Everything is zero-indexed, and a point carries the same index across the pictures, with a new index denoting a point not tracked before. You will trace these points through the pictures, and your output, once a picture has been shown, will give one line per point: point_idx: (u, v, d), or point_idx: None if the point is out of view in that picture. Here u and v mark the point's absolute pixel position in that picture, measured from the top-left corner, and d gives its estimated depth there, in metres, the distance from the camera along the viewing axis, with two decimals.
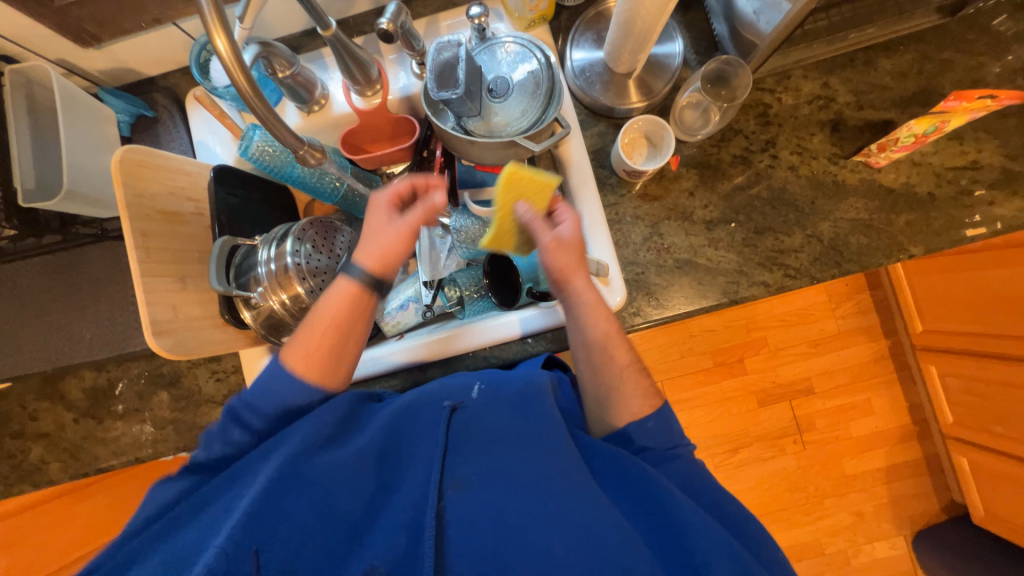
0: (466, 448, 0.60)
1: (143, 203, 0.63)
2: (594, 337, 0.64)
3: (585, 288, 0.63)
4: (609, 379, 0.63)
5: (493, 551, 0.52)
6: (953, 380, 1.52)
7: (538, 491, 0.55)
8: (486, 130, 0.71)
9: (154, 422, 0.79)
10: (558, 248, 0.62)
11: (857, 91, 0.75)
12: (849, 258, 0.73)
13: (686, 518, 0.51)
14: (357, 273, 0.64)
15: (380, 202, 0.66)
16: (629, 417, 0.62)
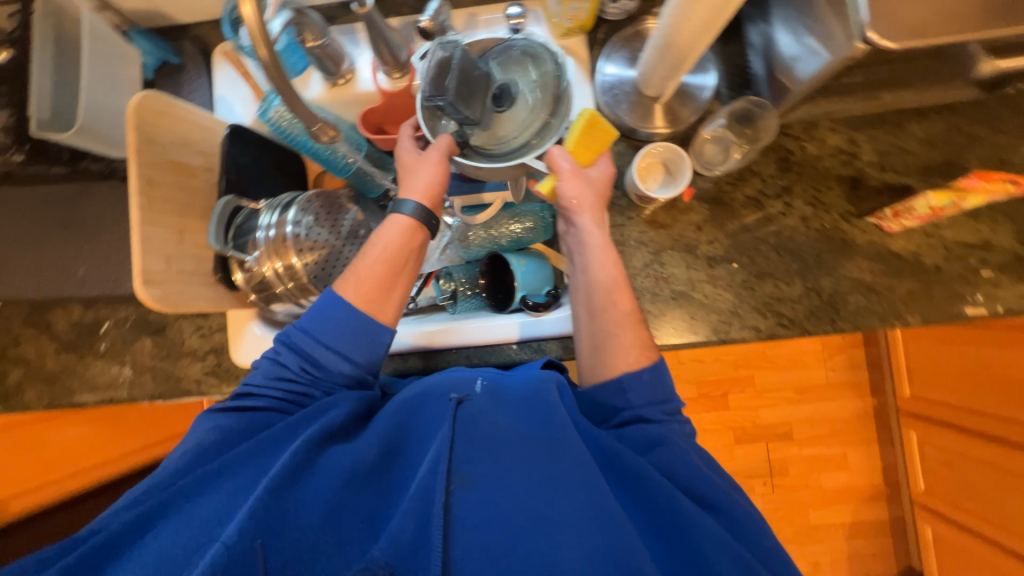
0: (471, 446, 0.56)
1: (153, 150, 0.62)
2: (600, 282, 0.65)
3: (590, 226, 0.66)
4: (606, 324, 0.63)
5: (498, 553, 0.49)
6: (931, 449, 1.52)
7: (549, 497, 0.52)
8: (493, 140, 0.65)
9: (133, 367, 0.79)
10: (576, 181, 0.64)
11: (881, 152, 0.74)
12: (845, 317, 0.73)
13: (693, 521, 0.50)
14: (411, 210, 0.64)
15: (404, 146, 0.68)
16: (625, 366, 0.61)
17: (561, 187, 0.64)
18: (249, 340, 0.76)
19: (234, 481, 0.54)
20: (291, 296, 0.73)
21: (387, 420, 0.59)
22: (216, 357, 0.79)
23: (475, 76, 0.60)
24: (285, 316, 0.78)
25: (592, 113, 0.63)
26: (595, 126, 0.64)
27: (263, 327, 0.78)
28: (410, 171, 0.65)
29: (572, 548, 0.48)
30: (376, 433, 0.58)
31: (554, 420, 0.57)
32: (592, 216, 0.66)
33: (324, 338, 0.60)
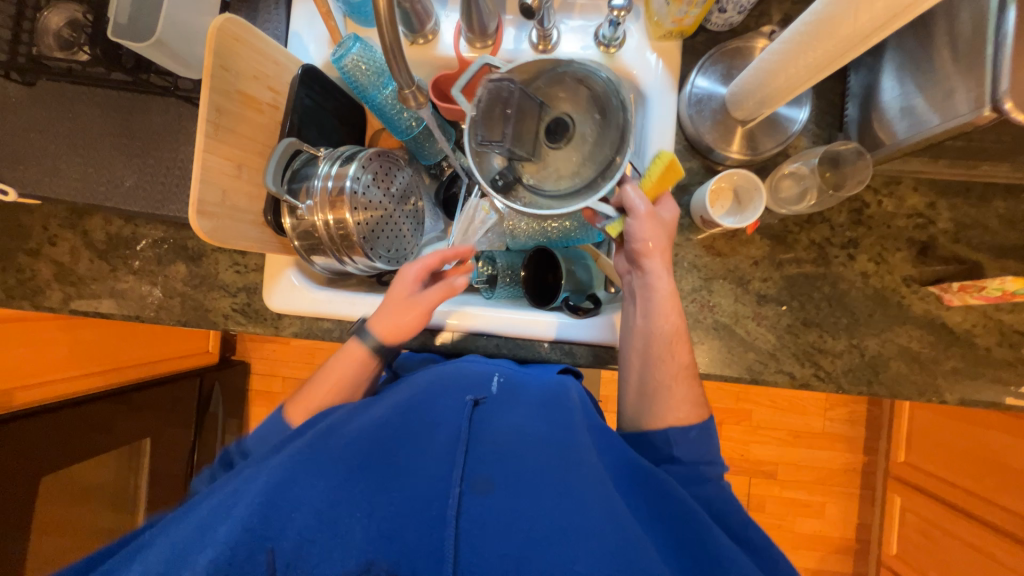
0: (484, 448, 0.56)
1: (227, 78, 0.60)
2: (660, 330, 0.65)
3: (661, 273, 0.64)
4: (662, 374, 0.64)
5: (517, 558, 0.45)
6: (912, 517, 1.53)
7: (567, 500, 0.50)
8: (551, 176, 0.66)
9: (163, 290, 0.79)
10: (649, 223, 0.63)
11: (959, 223, 0.71)
12: (882, 381, 0.72)
13: (726, 550, 0.50)
14: (369, 341, 0.68)
15: (405, 273, 0.68)
16: (674, 421, 0.63)
17: (632, 230, 0.63)
18: (284, 287, 0.75)
19: (220, 499, 0.52)
20: (334, 251, 0.70)
21: (399, 414, 0.59)
22: (247, 296, 0.78)
23: (526, 111, 0.63)
24: (322, 270, 0.76)
25: (673, 158, 0.64)
26: (670, 169, 0.64)
27: (300, 277, 0.77)
28: (394, 304, 0.68)
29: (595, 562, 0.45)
30: (384, 425, 0.57)
31: (571, 434, 0.59)
32: (659, 260, 0.65)
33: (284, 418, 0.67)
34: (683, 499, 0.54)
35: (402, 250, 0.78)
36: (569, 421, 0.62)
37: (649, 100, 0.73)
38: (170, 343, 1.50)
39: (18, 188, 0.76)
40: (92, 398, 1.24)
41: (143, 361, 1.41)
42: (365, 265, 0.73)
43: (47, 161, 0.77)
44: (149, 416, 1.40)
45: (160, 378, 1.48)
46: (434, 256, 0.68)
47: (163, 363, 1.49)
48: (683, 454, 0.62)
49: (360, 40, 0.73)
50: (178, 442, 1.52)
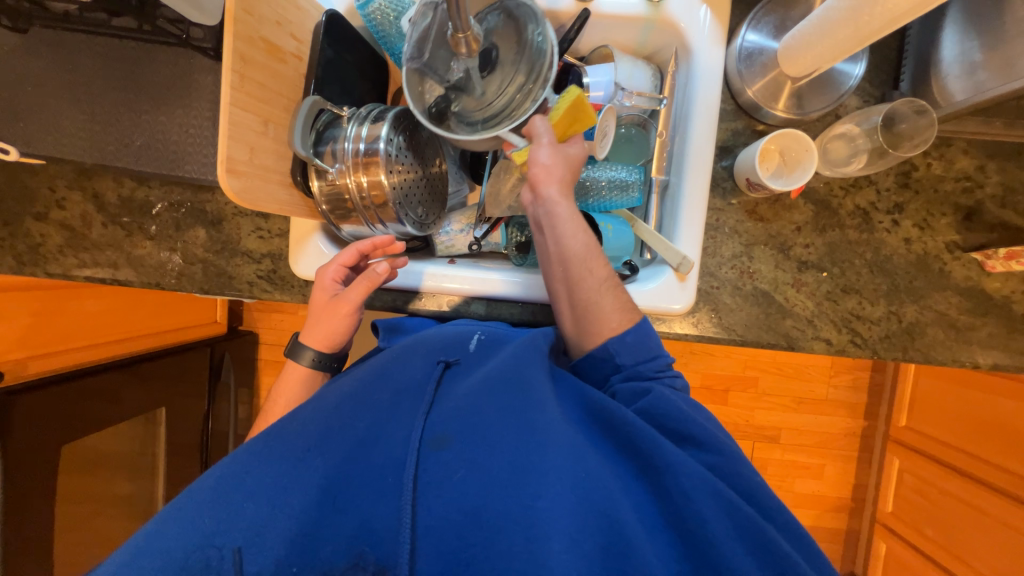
0: (439, 409, 0.56)
1: (250, 22, 0.55)
2: (574, 253, 0.62)
3: (560, 198, 0.62)
4: (584, 293, 0.62)
5: (475, 510, 0.48)
6: (909, 477, 1.59)
7: (518, 450, 0.51)
8: (477, 106, 0.65)
9: (183, 256, 0.76)
10: (553, 152, 0.61)
11: (1007, 187, 0.70)
12: (918, 347, 0.72)
13: (672, 463, 0.51)
14: (308, 356, 0.71)
15: (322, 276, 0.69)
16: (608, 331, 0.62)
17: (535, 156, 0.61)
18: (311, 254, 0.72)
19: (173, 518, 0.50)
20: (366, 215, 0.68)
21: (352, 388, 0.60)
22: (272, 263, 0.75)
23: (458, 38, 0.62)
24: (349, 236, 0.74)
25: (579, 95, 0.63)
26: (580, 105, 0.63)
27: (327, 243, 0.74)
28: (323, 306, 0.69)
29: (549, 498, 0.47)
30: (333, 403, 0.58)
31: (517, 380, 0.57)
32: (560, 188, 0.62)
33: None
34: (633, 423, 0.54)
35: (434, 215, 0.76)
36: (515, 364, 0.59)
37: (696, 53, 0.69)
38: (178, 313, 1.46)
39: (21, 146, 0.71)
40: (101, 371, 1.21)
41: (149, 333, 1.38)
42: (395, 231, 0.72)
43: (47, 117, 0.71)
44: (161, 386, 1.39)
45: (170, 348, 1.46)
46: (348, 253, 0.68)
47: (173, 334, 1.47)
48: (619, 370, 0.62)
49: None
50: (191, 411, 1.52)
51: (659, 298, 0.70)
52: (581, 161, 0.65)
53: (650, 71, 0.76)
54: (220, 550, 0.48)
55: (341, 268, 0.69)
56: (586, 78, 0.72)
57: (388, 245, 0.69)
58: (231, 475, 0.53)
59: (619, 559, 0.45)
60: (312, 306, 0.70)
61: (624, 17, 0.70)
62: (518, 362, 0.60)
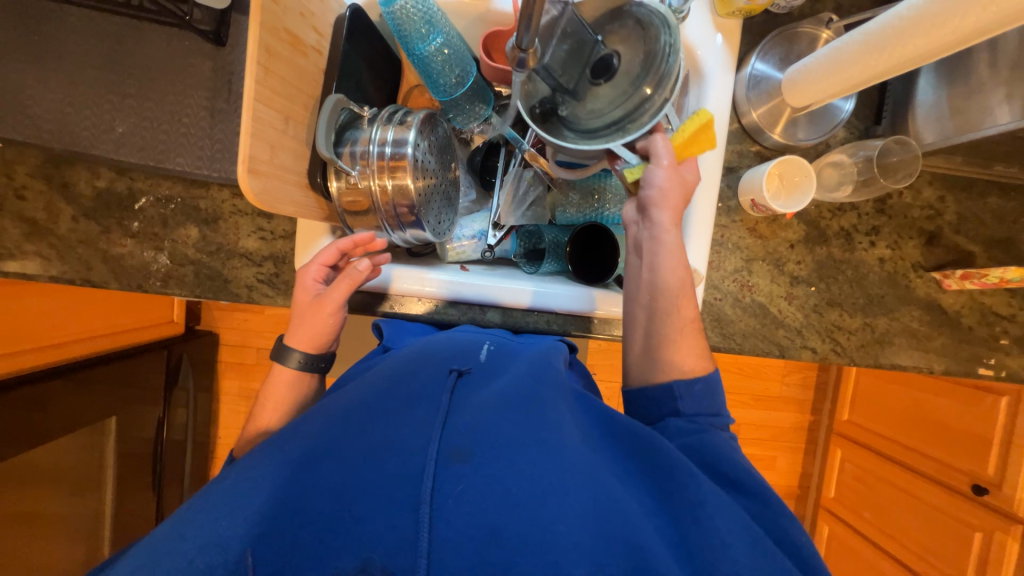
0: (463, 421, 0.52)
1: (276, 12, 0.52)
2: (667, 284, 0.61)
3: (669, 226, 0.61)
4: (668, 328, 0.61)
5: (494, 530, 0.44)
6: (850, 466, 1.77)
7: (542, 466, 0.48)
8: (588, 113, 0.64)
9: (171, 256, 0.69)
10: (670, 175, 0.61)
11: (961, 215, 0.80)
12: (887, 355, 0.80)
13: (707, 498, 0.47)
14: (294, 359, 0.65)
15: (304, 275, 0.65)
16: (676, 374, 0.60)
17: (651, 177, 0.61)
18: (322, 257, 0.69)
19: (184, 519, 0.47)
20: (386, 220, 0.66)
21: (368, 394, 0.56)
22: (274, 266, 0.71)
23: (578, 40, 0.61)
24: None
25: (708, 119, 0.64)
26: (704, 131, 0.64)
27: None
28: (304, 305, 0.65)
29: (570, 521, 0.44)
30: (346, 411, 0.54)
31: (543, 396, 0.56)
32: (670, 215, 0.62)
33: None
34: (669, 454, 0.51)
35: (449, 221, 0.75)
36: (538, 381, 0.58)
37: (708, 78, 0.73)
38: (130, 312, 1.33)
39: None
40: (40, 378, 1.07)
41: (105, 332, 1.25)
42: (412, 237, 0.69)
43: (8, 95, 0.62)
44: (111, 392, 1.26)
45: (121, 350, 1.32)
46: (326, 249, 0.64)
47: (127, 334, 1.33)
48: (677, 412, 0.59)
49: None
50: (143, 419, 1.38)
51: None
52: (693, 187, 0.64)
53: None
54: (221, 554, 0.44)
55: (321, 266, 0.66)
56: None
57: (367, 242, 0.64)
58: (241, 476, 0.50)
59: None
60: (296, 306, 0.67)
61: None
62: (542, 380, 0.58)
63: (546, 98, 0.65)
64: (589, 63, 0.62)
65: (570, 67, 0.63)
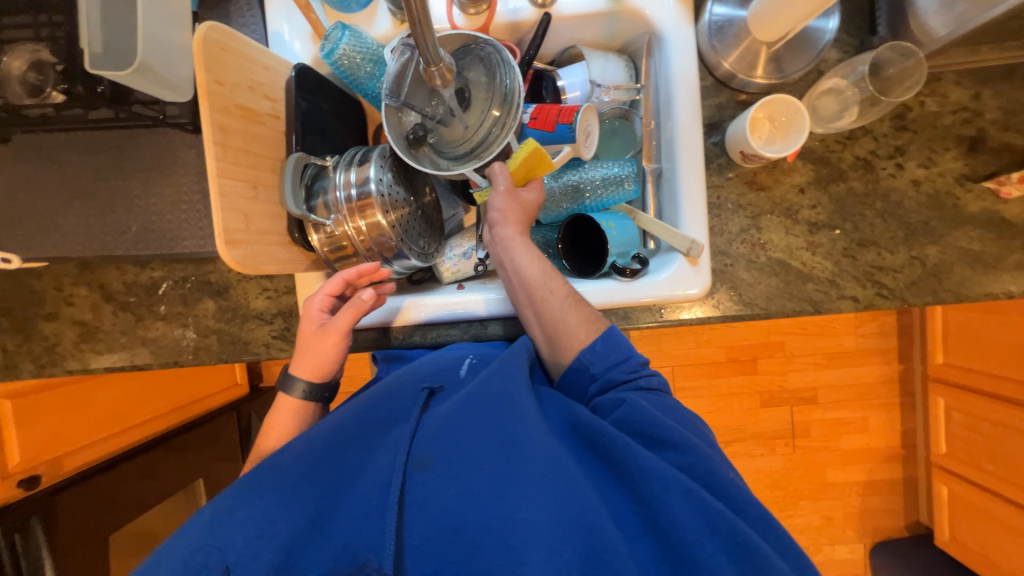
0: (429, 428, 0.56)
1: (223, 93, 0.56)
2: (536, 279, 0.64)
3: (515, 238, 0.66)
4: (550, 315, 0.63)
5: (457, 527, 0.48)
6: (958, 414, 1.55)
7: (497, 460, 0.51)
8: (455, 141, 0.69)
9: (197, 330, 0.76)
10: (507, 199, 0.67)
11: (1007, 109, 0.68)
12: (948, 288, 0.69)
13: (647, 466, 0.50)
14: (298, 389, 0.66)
15: (309, 307, 0.65)
16: (579, 345, 0.62)
17: (492, 203, 0.67)
18: None
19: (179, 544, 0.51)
20: (369, 256, 0.68)
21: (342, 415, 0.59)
22: (284, 320, 0.75)
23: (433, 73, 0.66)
24: None
25: (536, 147, 0.65)
26: (539, 157, 0.65)
27: None
28: (309, 337, 0.65)
29: (530, 510, 0.47)
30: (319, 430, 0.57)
31: (507, 394, 0.57)
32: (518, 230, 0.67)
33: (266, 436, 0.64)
34: (609, 431, 0.53)
35: (434, 243, 0.77)
36: (505, 379, 0.59)
37: (667, 38, 0.69)
38: (197, 384, 1.40)
39: (21, 252, 0.72)
40: (118, 463, 1.17)
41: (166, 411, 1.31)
42: (401, 266, 0.72)
43: (40, 219, 0.72)
44: (197, 456, 1.38)
45: (196, 420, 1.41)
46: (335, 281, 0.65)
47: (199, 404, 1.42)
48: (605, 385, 0.60)
49: (347, 27, 0.67)
50: (226, 476, 1.50)
51: (672, 286, 0.68)
52: (537, 205, 0.69)
53: (622, 63, 0.76)
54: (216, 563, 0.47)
55: (328, 298, 0.66)
56: (560, 82, 0.73)
57: (375, 272, 0.66)
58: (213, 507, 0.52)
59: (597, 567, 0.44)
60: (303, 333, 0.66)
61: (587, 15, 0.69)
62: (511, 376, 0.59)
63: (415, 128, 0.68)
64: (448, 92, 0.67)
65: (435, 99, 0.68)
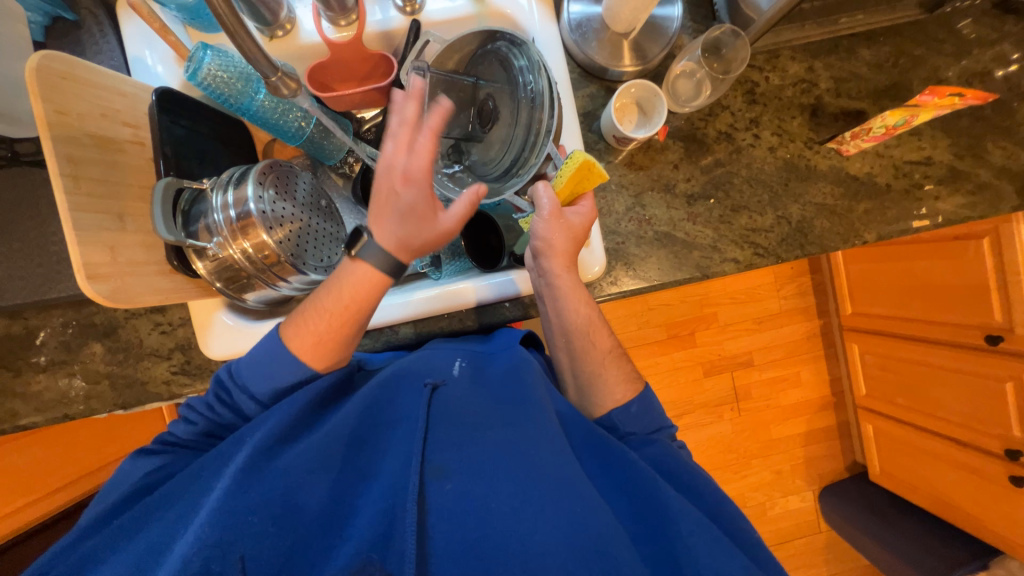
0: (453, 433, 0.56)
1: (68, 122, 0.53)
2: (575, 324, 0.63)
3: (559, 272, 0.61)
4: (589, 367, 0.65)
5: (476, 542, 0.49)
6: (870, 357, 1.70)
7: (520, 479, 0.52)
8: (490, 153, 0.72)
9: (86, 377, 0.71)
10: (553, 224, 0.59)
11: (836, 79, 0.77)
12: (812, 241, 0.77)
13: (671, 503, 0.52)
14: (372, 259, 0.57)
15: (385, 167, 0.53)
16: (614, 404, 0.64)
17: (533, 229, 0.60)
18: (219, 332, 0.69)
19: (175, 510, 0.51)
20: (261, 276, 0.67)
21: (345, 415, 0.56)
22: (183, 354, 0.72)
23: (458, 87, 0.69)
24: (257, 304, 0.71)
25: (584, 162, 0.58)
26: (585, 172, 0.58)
27: (233, 317, 0.71)
28: (395, 209, 0.55)
29: (546, 531, 0.49)
30: (330, 432, 0.54)
31: (540, 409, 0.58)
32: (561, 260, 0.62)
33: (246, 383, 0.58)
34: (640, 464, 0.56)
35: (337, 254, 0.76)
36: (529, 390, 0.60)
37: (534, 36, 0.72)
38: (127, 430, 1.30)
39: None
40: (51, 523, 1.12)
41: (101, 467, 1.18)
42: (300, 282, 0.70)
43: None
44: None
45: None
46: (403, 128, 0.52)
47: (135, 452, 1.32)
48: (630, 436, 0.63)
49: (210, 47, 0.65)
50: None
51: None
52: (584, 228, 0.62)
53: None
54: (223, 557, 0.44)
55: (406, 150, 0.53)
56: None
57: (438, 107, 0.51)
58: (221, 491, 0.47)
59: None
60: (377, 193, 0.55)
61: (456, 19, 0.73)
62: (523, 385, 0.61)
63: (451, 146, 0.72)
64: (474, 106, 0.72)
65: (461, 114, 0.72)
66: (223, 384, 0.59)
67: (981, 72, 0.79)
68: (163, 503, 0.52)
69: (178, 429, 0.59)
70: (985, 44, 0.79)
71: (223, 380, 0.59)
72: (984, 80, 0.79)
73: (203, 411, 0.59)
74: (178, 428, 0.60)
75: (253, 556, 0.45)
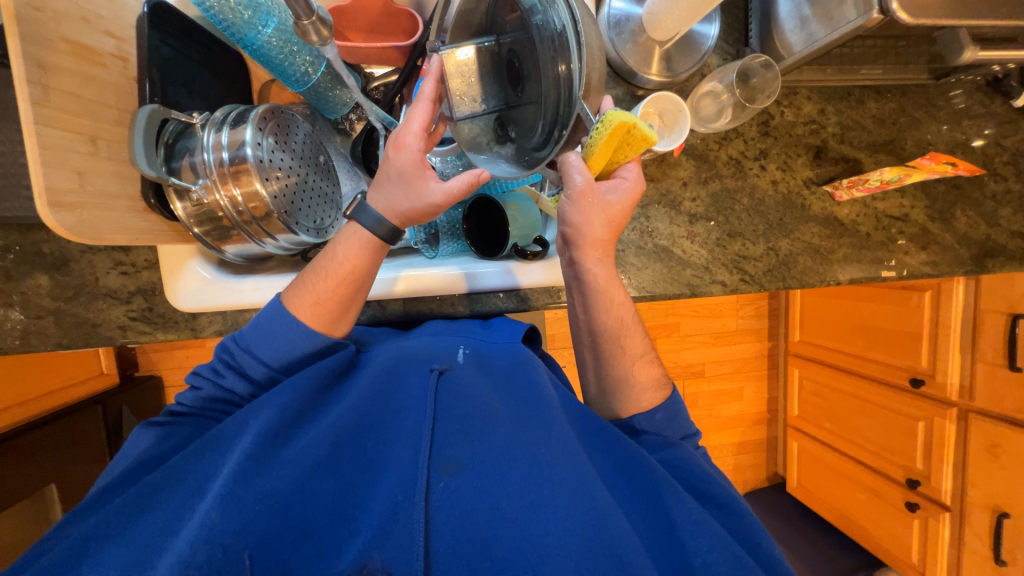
0: (462, 425, 0.54)
1: (43, 21, 0.46)
2: (602, 324, 0.63)
3: (591, 264, 0.60)
4: (614, 369, 0.64)
5: (486, 543, 0.47)
6: (808, 382, 1.84)
7: (529, 479, 0.51)
8: (532, 125, 0.55)
9: (26, 310, 0.63)
10: (586, 203, 0.55)
11: (843, 125, 0.81)
12: (794, 276, 0.81)
13: (686, 514, 0.52)
14: (373, 221, 0.57)
15: (395, 138, 0.54)
16: (637, 409, 0.64)
17: (565, 212, 0.57)
18: (190, 282, 0.64)
19: (179, 493, 0.49)
20: (247, 230, 0.61)
21: (349, 405, 0.55)
22: (145, 300, 0.66)
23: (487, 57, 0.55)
24: (236, 258, 0.66)
25: (618, 125, 0.50)
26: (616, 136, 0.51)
27: (207, 268, 0.66)
28: (391, 174, 0.55)
29: (559, 535, 0.47)
30: (334, 422, 0.54)
31: (541, 412, 0.57)
32: (599, 252, 0.60)
33: (252, 347, 0.57)
34: (654, 469, 0.56)
35: (330, 217, 0.71)
36: (529, 391, 0.59)
37: None
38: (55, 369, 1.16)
39: None
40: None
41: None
42: (288, 242, 0.65)
43: None
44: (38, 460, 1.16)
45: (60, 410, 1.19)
46: (420, 107, 0.53)
47: (61, 394, 1.19)
48: (653, 437, 0.63)
49: None
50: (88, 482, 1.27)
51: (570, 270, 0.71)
52: (619, 213, 0.58)
53: None
54: (228, 552, 0.44)
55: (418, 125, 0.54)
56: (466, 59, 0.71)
57: (437, 67, 0.52)
58: (223, 483, 0.47)
59: None
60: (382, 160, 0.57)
61: None
62: (530, 384, 0.60)
63: (494, 128, 0.58)
64: (506, 77, 0.56)
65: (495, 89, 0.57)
66: (227, 348, 0.58)
67: (964, 143, 0.85)
68: (169, 484, 0.50)
69: (183, 397, 0.58)
70: (971, 116, 0.85)
71: (228, 344, 0.58)
72: (965, 151, 0.85)
73: (212, 378, 0.58)
74: (184, 397, 0.58)
75: (257, 545, 0.45)
